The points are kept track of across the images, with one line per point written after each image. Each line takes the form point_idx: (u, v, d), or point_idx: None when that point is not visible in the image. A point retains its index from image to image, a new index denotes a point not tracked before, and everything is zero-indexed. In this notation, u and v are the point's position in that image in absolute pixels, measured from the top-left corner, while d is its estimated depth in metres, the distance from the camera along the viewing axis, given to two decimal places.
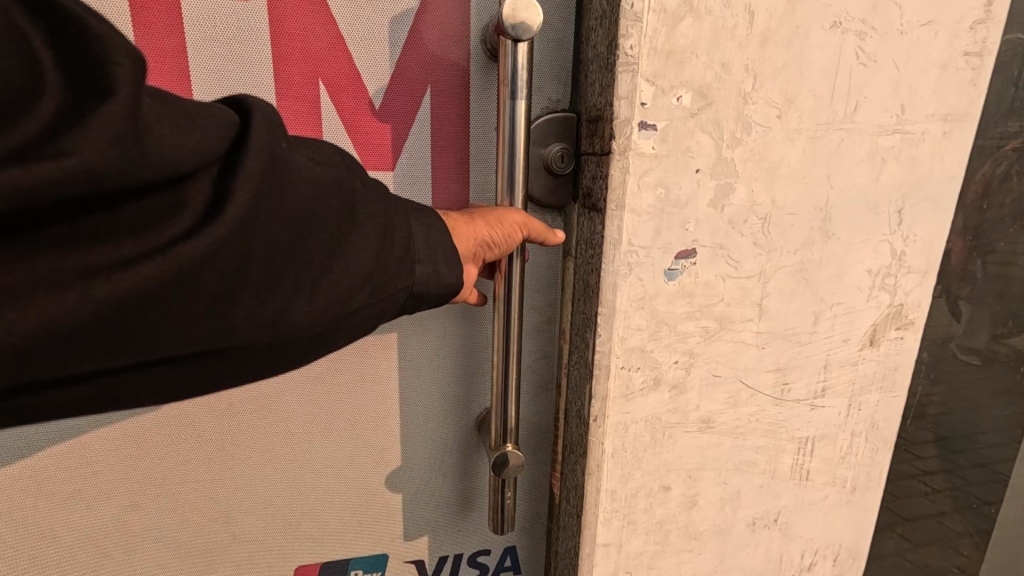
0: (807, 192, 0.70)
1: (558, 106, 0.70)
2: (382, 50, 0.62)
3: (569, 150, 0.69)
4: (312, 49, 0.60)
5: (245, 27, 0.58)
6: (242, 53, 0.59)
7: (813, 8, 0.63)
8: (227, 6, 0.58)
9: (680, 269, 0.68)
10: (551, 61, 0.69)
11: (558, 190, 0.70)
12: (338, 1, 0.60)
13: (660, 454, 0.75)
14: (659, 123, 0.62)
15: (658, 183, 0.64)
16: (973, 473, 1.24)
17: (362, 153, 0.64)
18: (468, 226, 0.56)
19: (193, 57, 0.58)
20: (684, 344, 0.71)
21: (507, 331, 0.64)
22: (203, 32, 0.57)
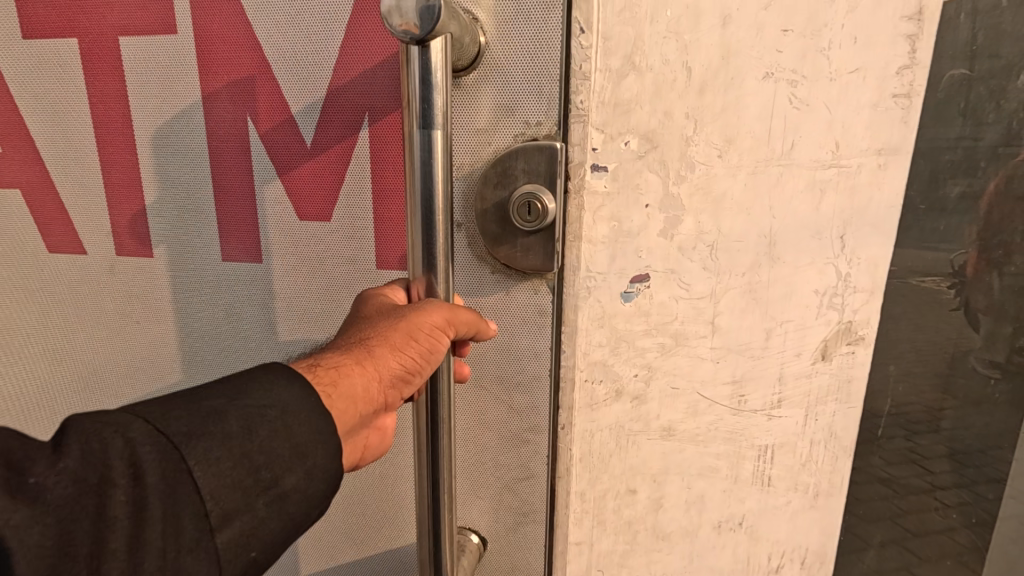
0: (750, 221, 0.78)
1: (540, 125, 0.69)
2: (306, 74, 0.75)
3: (539, 202, 0.67)
4: (235, 77, 0.78)
5: (168, 60, 0.79)
6: (166, 83, 0.80)
7: (745, 61, 0.72)
8: (157, 48, 0.79)
9: (635, 292, 0.76)
10: (532, 76, 0.68)
11: (535, 247, 0.70)
12: (267, 37, 0.75)
13: (625, 459, 0.83)
14: (609, 165, 0.71)
15: (611, 217, 0.73)
16: (982, 488, 1.22)
17: (287, 170, 0.79)
18: (363, 371, 0.60)
19: (135, 88, 0.81)
20: (642, 358, 0.79)
21: (436, 471, 0.68)
22: (140, 69, 0.81)
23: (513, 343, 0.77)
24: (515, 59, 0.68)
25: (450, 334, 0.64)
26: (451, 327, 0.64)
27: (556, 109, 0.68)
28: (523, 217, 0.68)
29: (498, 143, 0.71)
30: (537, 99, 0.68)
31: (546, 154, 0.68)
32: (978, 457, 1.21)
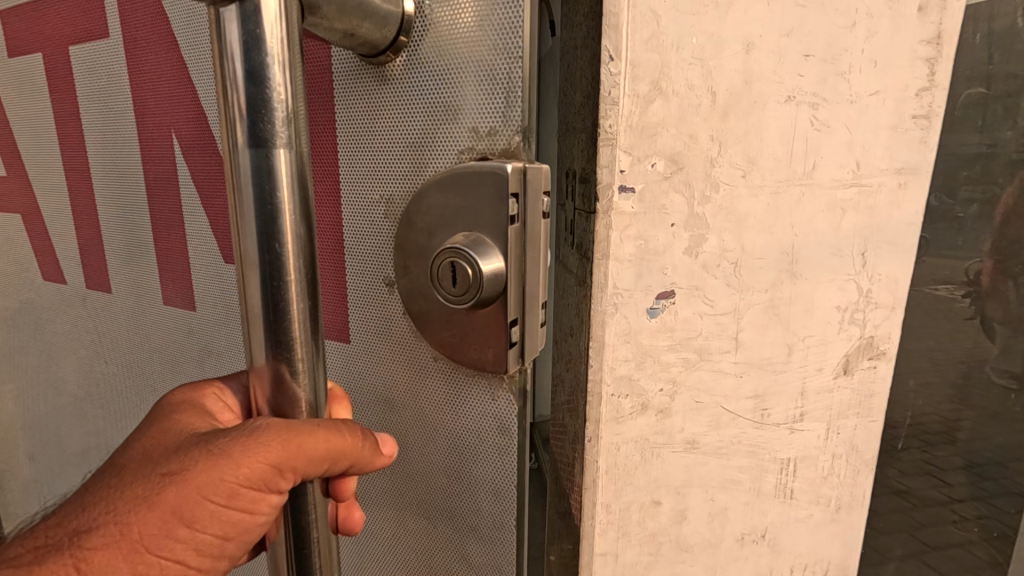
0: (772, 238, 0.79)
1: (498, 132, 0.60)
2: None
3: (466, 275, 0.56)
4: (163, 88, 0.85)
5: (108, 71, 0.92)
6: (108, 93, 0.94)
7: (768, 86, 0.74)
8: (99, 57, 0.93)
9: (660, 308, 0.78)
10: (486, 75, 0.60)
11: (486, 330, 0.61)
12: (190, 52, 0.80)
13: (650, 471, 0.84)
14: (637, 186, 0.73)
15: (638, 236, 0.75)
16: (1004, 503, 1.22)
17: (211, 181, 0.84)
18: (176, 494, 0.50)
19: (86, 98, 0.96)
20: (667, 372, 0.81)
21: None
22: (90, 80, 0.95)
23: (474, 449, 0.70)
24: (469, 56, 0.60)
25: (293, 469, 0.49)
26: (289, 469, 0.48)
27: (518, 111, 0.59)
28: (450, 287, 0.58)
29: (432, 166, 0.64)
30: (494, 102, 0.60)
31: (490, 189, 0.58)
32: (997, 471, 1.21)
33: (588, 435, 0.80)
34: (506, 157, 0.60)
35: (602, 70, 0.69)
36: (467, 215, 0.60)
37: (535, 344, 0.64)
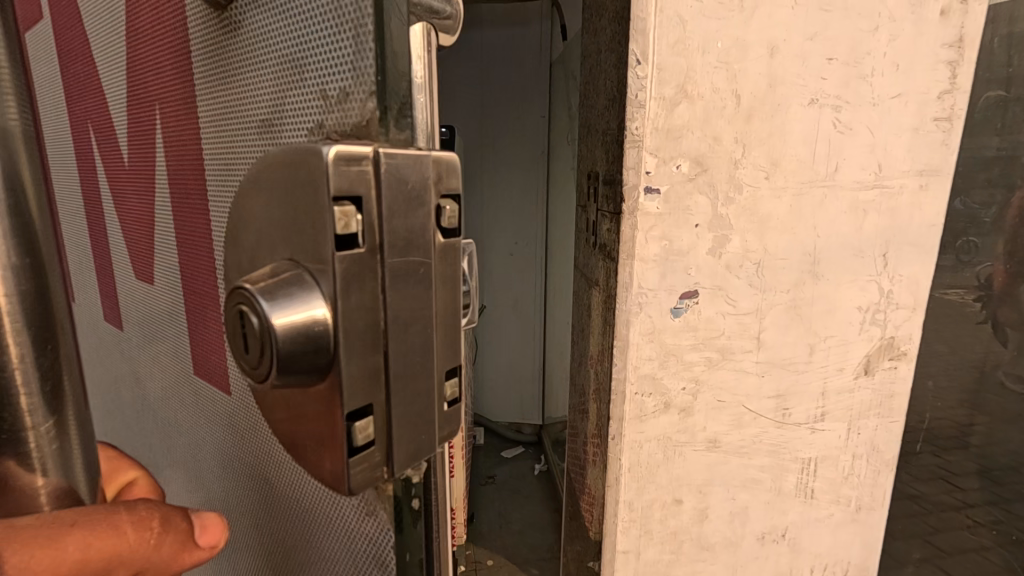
0: (795, 239, 0.80)
1: (352, 74, 0.25)
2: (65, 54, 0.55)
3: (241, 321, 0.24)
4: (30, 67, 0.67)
5: None
6: None
7: (791, 89, 0.75)
8: None
9: (684, 307, 0.79)
10: None
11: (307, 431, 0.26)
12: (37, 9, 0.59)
13: (672, 470, 0.85)
14: (662, 187, 0.75)
15: (662, 236, 0.76)
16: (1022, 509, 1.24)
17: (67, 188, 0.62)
18: None
19: None
20: (689, 371, 0.82)
21: None
22: None
23: None
24: None
25: None
26: None
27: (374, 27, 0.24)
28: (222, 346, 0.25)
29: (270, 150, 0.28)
30: (336, 19, 0.25)
31: (294, 159, 0.24)
32: (1010, 475, 1.23)
33: (614, 433, 0.82)
34: (356, 135, 0.25)
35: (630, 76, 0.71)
36: (271, 197, 0.25)
37: (417, 444, 0.27)
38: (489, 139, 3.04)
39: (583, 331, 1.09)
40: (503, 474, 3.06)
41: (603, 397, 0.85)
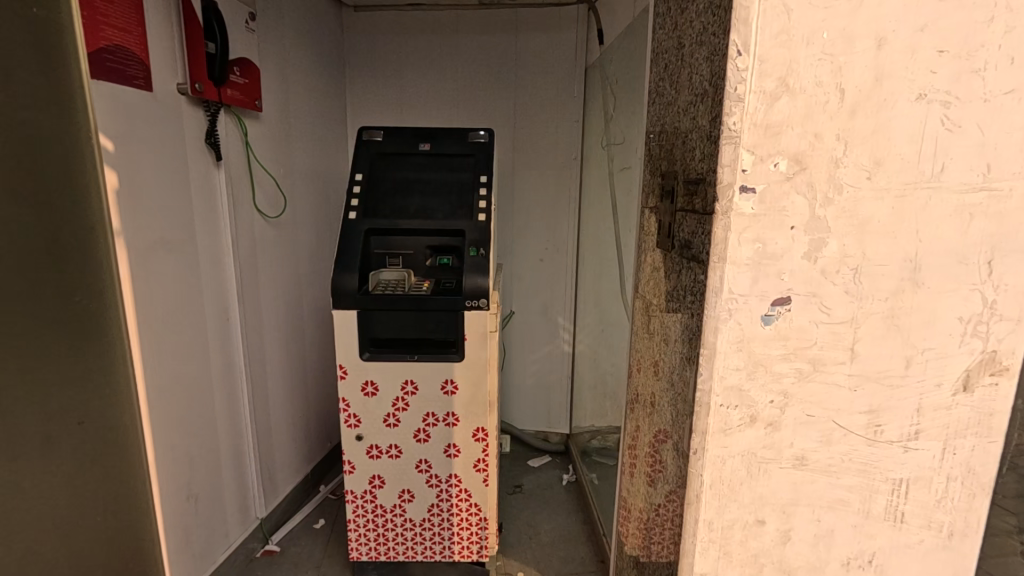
0: (895, 244, 0.75)
1: None
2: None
3: None
4: None
5: None
6: None
7: (898, 83, 0.70)
8: None
9: (775, 315, 0.74)
10: None
11: None
12: None
13: (755, 488, 0.80)
14: (757, 187, 0.70)
15: (756, 239, 0.72)
16: None
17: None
18: None
19: None
20: (778, 384, 0.77)
21: None
22: None
23: None
24: None
25: None
26: None
27: None
28: None
29: None
30: None
31: None
32: None
33: (697, 447, 0.78)
34: None
35: (725, 67, 0.68)
36: None
37: None
38: (522, 144, 3.02)
39: (642, 337, 1.05)
40: (530, 483, 3.01)
41: (684, 404, 0.81)
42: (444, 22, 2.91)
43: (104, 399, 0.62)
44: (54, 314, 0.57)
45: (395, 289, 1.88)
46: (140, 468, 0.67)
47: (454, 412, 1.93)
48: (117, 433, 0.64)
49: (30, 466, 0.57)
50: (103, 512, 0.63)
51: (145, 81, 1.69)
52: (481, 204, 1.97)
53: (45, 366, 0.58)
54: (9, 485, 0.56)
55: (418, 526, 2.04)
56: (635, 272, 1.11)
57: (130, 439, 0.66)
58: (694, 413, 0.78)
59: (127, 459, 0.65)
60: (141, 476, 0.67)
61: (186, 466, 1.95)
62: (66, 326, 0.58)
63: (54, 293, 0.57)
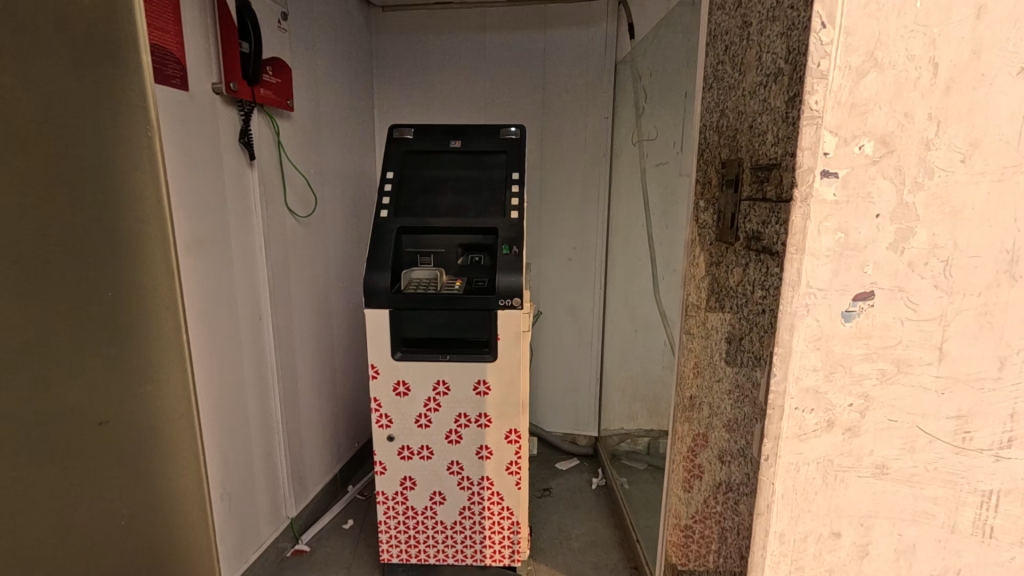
0: (991, 233, 0.68)
1: None
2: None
3: None
4: None
5: None
6: None
7: (998, 56, 0.64)
8: None
9: (857, 311, 0.69)
10: None
11: None
12: None
13: (831, 499, 0.74)
14: (841, 171, 0.64)
15: (838, 228, 0.66)
16: None
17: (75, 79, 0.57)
18: None
19: None
20: (859, 386, 0.71)
21: None
22: None
23: None
24: None
25: None
26: None
27: None
28: None
29: None
30: None
31: None
32: None
33: (768, 453, 0.72)
34: None
35: (805, 42, 0.63)
36: None
37: None
38: (550, 142, 2.97)
39: (695, 337, 1.00)
40: (559, 487, 2.96)
41: (751, 407, 0.76)
42: (472, 19, 2.88)
43: (144, 401, 0.69)
44: (111, 327, 0.63)
45: (427, 288, 1.85)
46: (163, 465, 0.73)
47: (486, 413, 1.89)
48: (149, 436, 0.70)
49: (77, 466, 0.62)
50: (131, 507, 0.69)
51: (182, 81, 1.70)
52: (514, 201, 1.93)
53: (96, 373, 0.63)
54: (61, 482, 0.60)
55: (449, 529, 2.01)
56: (686, 269, 1.06)
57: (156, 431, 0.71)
58: (764, 416, 0.72)
59: (155, 458, 0.71)
60: (163, 460, 0.72)
61: (219, 464, 1.96)
62: (116, 340, 0.64)
63: (117, 309, 0.64)
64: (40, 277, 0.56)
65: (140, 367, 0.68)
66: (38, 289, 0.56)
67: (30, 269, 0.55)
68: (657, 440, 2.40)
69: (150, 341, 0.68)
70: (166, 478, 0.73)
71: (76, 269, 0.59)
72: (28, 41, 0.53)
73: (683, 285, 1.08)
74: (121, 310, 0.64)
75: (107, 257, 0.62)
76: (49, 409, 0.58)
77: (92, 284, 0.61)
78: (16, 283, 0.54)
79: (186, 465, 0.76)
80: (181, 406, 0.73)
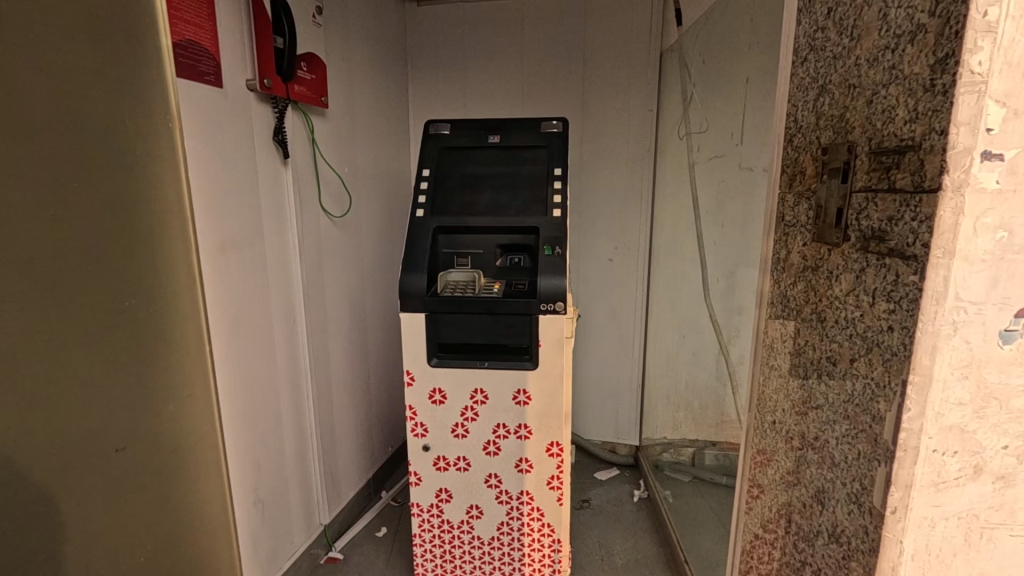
0: None
1: None
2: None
3: None
4: None
5: None
6: None
7: None
8: None
9: (1019, 331, 0.54)
10: None
11: None
12: None
13: (973, 562, 0.60)
14: (1008, 152, 0.50)
15: (999, 225, 0.52)
16: None
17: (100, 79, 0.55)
18: None
19: None
20: (1017, 425, 0.56)
21: None
22: None
23: None
24: None
25: None
26: None
27: None
28: None
29: None
30: None
31: None
32: None
33: (896, 504, 0.58)
34: None
35: None
36: None
37: None
38: (590, 137, 2.84)
39: (779, 352, 0.86)
40: (598, 499, 2.82)
41: (868, 444, 0.62)
42: (509, 12, 2.78)
43: (170, 416, 0.66)
44: (131, 341, 0.60)
45: (465, 291, 1.76)
46: (188, 483, 0.69)
47: (526, 424, 1.78)
48: (176, 452, 0.67)
49: (94, 488, 0.58)
50: (157, 529, 0.65)
51: (216, 78, 1.65)
52: (555, 199, 1.81)
53: (122, 389, 0.60)
54: (79, 508, 0.56)
55: (487, 545, 1.91)
56: (765, 273, 0.92)
57: (181, 448, 0.68)
58: (890, 458, 0.58)
59: (175, 478, 0.67)
60: (189, 478, 0.69)
61: (253, 470, 1.91)
62: (141, 354, 0.61)
63: (138, 320, 0.60)
64: (62, 288, 0.53)
65: (165, 381, 0.65)
66: (52, 301, 0.52)
67: (44, 276, 0.51)
68: (702, 450, 2.27)
69: (177, 354, 0.66)
70: (192, 497, 0.70)
71: (99, 279, 0.56)
72: (36, 33, 0.49)
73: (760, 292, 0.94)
74: (145, 322, 0.61)
75: (132, 267, 0.59)
76: (64, 429, 0.54)
77: (113, 294, 0.58)
78: (34, 296, 0.51)
79: (208, 484, 0.72)
80: (205, 419, 0.71)
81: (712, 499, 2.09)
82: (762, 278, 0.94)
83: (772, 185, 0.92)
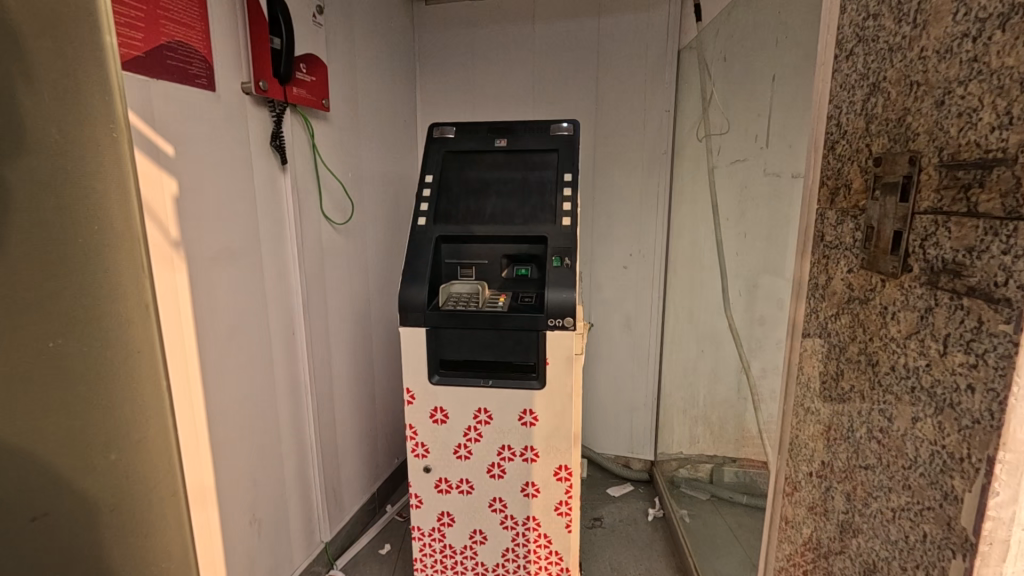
0: None
1: None
2: None
3: None
4: None
5: None
6: None
7: None
8: None
9: None
10: None
11: None
12: None
13: None
14: None
15: None
16: None
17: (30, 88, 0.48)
18: None
19: None
20: None
21: None
22: None
23: None
24: None
25: None
26: None
27: None
28: None
29: None
30: None
31: None
32: None
33: None
34: None
35: None
36: None
37: None
38: (604, 139, 2.72)
39: (819, 394, 0.74)
40: (612, 517, 2.70)
41: (939, 526, 0.50)
42: (520, 9, 2.68)
43: (120, 468, 0.58)
44: (72, 381, 0.53)
45: (468, 304, 1.66)
46: (142, 545, 0.61)
47: (533, 446, 1.67)
48: (124, 510, 0.59)
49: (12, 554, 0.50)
50: None
51: (209, 81, 1.58)
52: (565, 206, 1.71)
53: (57, 437, 0.53)
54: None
55: (492, 573, 1.80)
56: (800, 301, 0.81)
57: (133, 504, 0.60)
58: (971, 551, 0.47)
59: (124, 538, 0.59)
60: (142, 541, 0.61)
61: (250, 489, 1.83)
62: (80, 396, 0.54)
63: (75, 359, 0.53)
64: None
65: (116, 426, 0.57)
66: None
67: None
68: (720, 468, 2.16)
69: (128, 395, 0.58)
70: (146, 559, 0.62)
71: (23, 312, 0.49)
72: None
73: (794, 323, 0.83)
74: (87, 361, 0.54)
75: (66, 298, 0.52)
76: None
77: (43, 328, 0.51)
78: None
79: (172, 539, 0.65)
80: (165, 470, 0.63)
81: (732, 522, 1.97)
82: (796, 306, 0.82)
83: (809, 201, 0.80)
